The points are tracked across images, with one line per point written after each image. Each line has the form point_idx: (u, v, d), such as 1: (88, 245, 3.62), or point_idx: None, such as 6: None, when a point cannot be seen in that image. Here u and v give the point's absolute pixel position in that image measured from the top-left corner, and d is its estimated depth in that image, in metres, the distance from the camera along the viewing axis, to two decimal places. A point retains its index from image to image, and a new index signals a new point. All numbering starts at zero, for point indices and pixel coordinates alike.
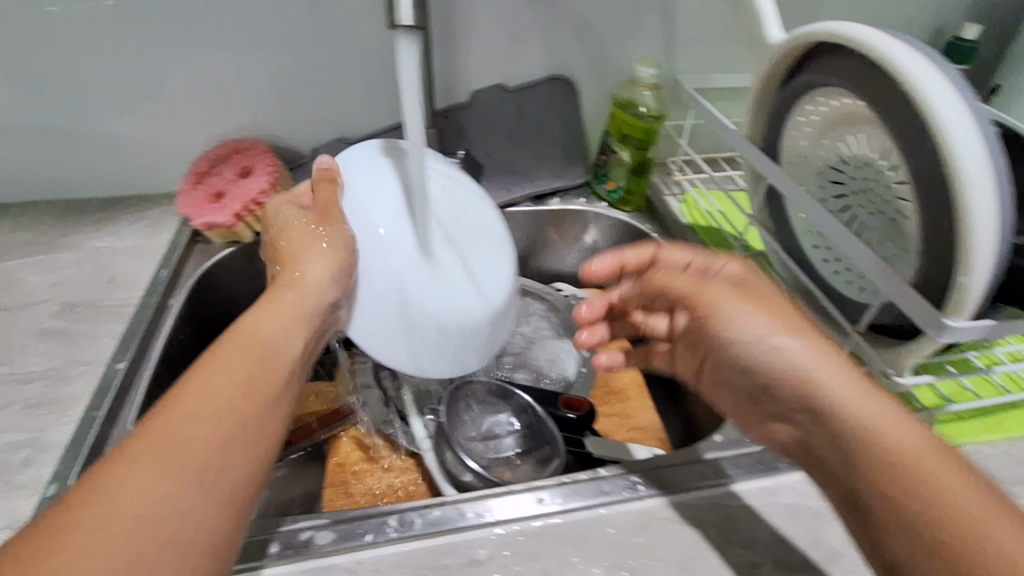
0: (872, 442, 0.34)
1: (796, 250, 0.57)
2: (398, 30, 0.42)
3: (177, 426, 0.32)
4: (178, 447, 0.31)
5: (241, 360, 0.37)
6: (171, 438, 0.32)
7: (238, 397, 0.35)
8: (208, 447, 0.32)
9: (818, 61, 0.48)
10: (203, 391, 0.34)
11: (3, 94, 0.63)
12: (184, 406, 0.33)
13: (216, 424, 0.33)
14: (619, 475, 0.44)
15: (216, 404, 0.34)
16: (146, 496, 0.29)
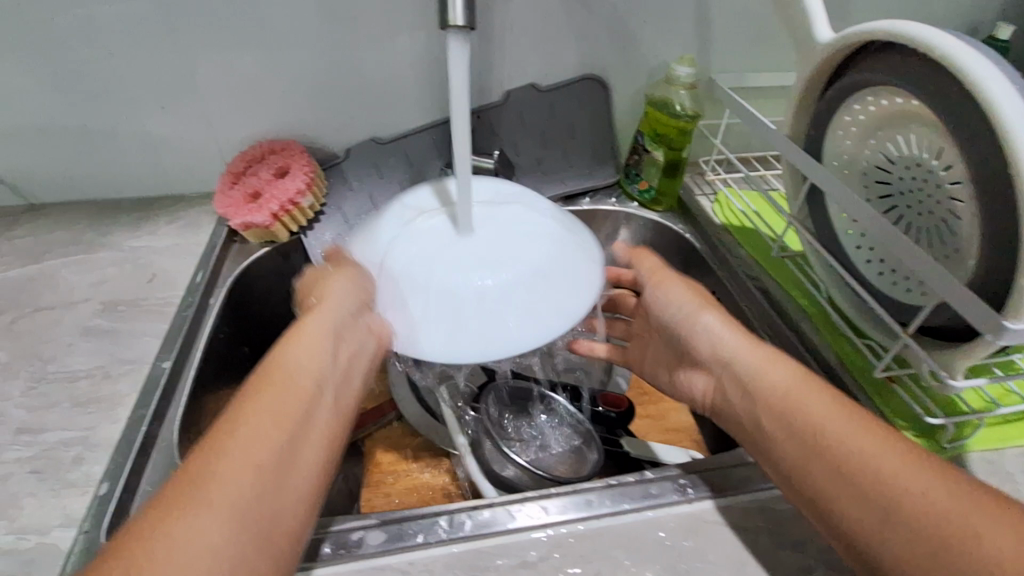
0: (885, 482, 0.35)
1: (839, 251, 0.56)
2: (449, 29, 0.44)
3: (222, 469, 0.33)
4: (223, 490, 0.32)
5: (282, 399, 0.38)
6: (210, 506, 0.31)
7: (279, 436, 0.36)
8: (240, 503, 0.32)
9: (872, 60, 0.47)
10: (247, 433, 0.35)
11: (44, 95, 0.63)
12: (228, 448, 0.34)
13: (253, 479, 0.33)
14: (666, 478, 0.44)
15: (259, 446, 0.35)
16: (193, 542, 0.30)
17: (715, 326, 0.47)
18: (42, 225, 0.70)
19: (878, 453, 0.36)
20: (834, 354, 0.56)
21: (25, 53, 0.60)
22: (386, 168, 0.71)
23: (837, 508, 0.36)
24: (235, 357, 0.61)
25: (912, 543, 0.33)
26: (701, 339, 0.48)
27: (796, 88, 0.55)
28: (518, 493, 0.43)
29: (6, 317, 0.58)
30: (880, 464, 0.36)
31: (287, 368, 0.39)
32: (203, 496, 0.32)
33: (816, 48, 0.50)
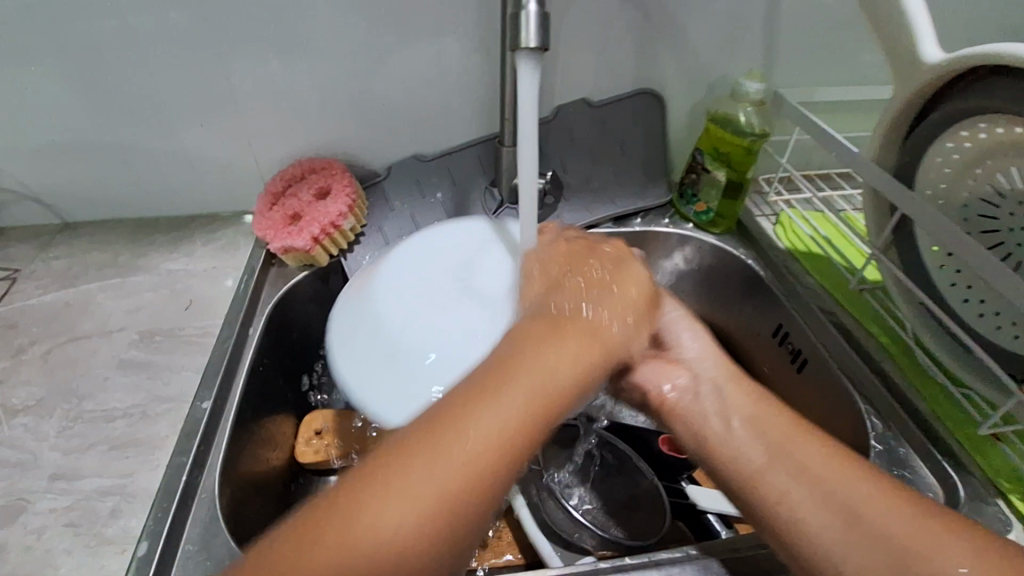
0: (883, 534, 0.34)
1: (931, 290, 0.51)
2: (521, 51, 0.43)
3: (442, 465, 0.31)
4: (436, 488, 0.31)
5: (533, 393, 0.34)
6: (431, 479, 0.31)
7: (501, 446, 0.32)
8: (469, 474, 0.31)
9: (987, 83, 0.42)
10: (479, 427, 0.32)
11: (81, 114, 0.61)
12: (455, 440, 0.32)
13: (478, 456, 0.32)
14: (692, 562, 0.40)
15: (481, 446, 0.32)
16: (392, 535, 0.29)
17: (695, 342, 0.49)
18: (77, 244, 0.68)
19: (885, 510, 0.35)
20: (928, 405, 0.51)
21: (62, 72, 0.58)
22: (429, 187, 0.68)
23: (807, 535, 0.36)
24: (275, 391, 0.58)
25: (881, 565, 0.33)
26: (681, 346, 0.49)
27: (887, 110, 0.50)
28: (587, 565, 0.40)
29: (41, 346, 0.56)
30: (884, 519, 0.34)
31: (559, 351, 0.36)
32: (447, 453, 0.31)
33: (920, 69, 0.45)
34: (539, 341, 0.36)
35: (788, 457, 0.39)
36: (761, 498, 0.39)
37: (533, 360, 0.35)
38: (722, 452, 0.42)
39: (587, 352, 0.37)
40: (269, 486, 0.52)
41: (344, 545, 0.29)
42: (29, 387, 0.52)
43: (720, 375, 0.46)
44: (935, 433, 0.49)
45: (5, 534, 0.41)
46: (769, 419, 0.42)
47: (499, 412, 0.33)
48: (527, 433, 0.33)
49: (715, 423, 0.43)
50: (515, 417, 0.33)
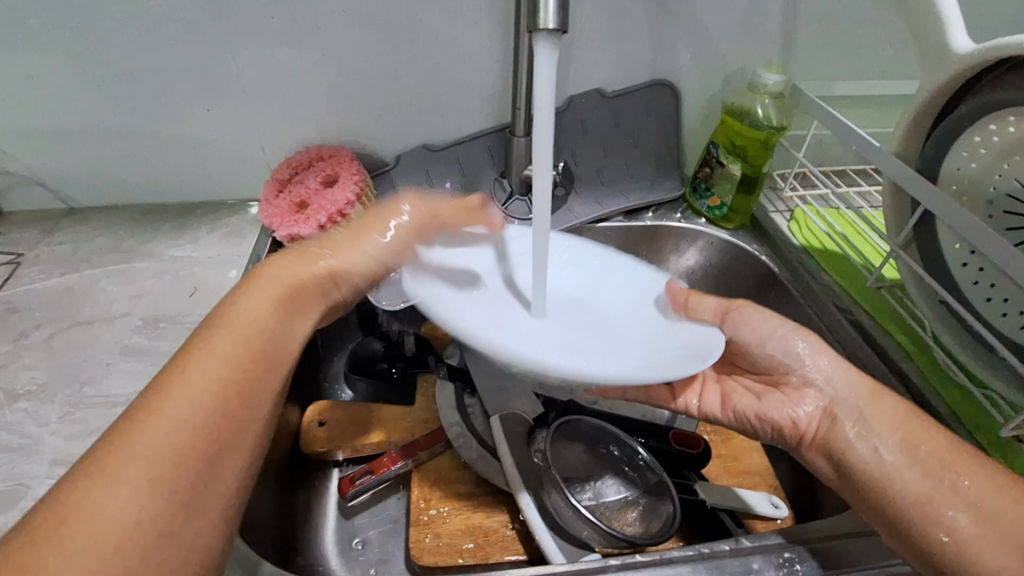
0: None
1: (952, 288, 0.49)
2: (540, 32, 0.42)
3: (205, 367, 0.33)
4: (216, 387, 0.33)
5: (266, 296, 0.39)
6: (203, 376, 0.33)
7: (252, 346, 0.36)
8: (230, 363, 0.34)
9: (1019, 75, 0.40)
10: (228, 330, 0.36)
11: (85, 97, 0.60)
12: (213, 345, 0.35)
13: (231, 357, 0.35)
14: (767, 551, 0.39)
15: (235, 344, 0.35)
16: (175, 432, 0.31)
17: (813, 355, 0.46)
18: (80, 230, 0.67)
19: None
20: (944, 403, 0.50)
21: (70, 54, 0.57)
22: (437, 177, 0.67)
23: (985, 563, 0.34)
24: None
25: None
26: (800, 365, 0.46)
27: (911, 102, 0.48)
28: (597, 561, 0.39)
29: (43, 331, 0.55)
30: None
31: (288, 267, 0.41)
32: (201, 357, 0.34)
33: (949, 59, 0.44)
34: (240, 294, 0.39)
35: (951, 485, 0.37)
36: (925, 523, 0.36)
37: (241, 302, 0.38)
38: (874, 481, 0.39)
39: (294, 292, 0.40)
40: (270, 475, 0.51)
41: (130, 453, 0.29)
42: (30, 371, 0.51)
43: (858, 392, 0.44)
44: (955, 434, 0.48)
45: (4, 520, 0.40)
46: (922, 441, 0.40)
47: (221, 350, 0.34)
48: (269, 321, 0.38)
49: (861, 450, 0.41)
50: (239, 351, 0.35)
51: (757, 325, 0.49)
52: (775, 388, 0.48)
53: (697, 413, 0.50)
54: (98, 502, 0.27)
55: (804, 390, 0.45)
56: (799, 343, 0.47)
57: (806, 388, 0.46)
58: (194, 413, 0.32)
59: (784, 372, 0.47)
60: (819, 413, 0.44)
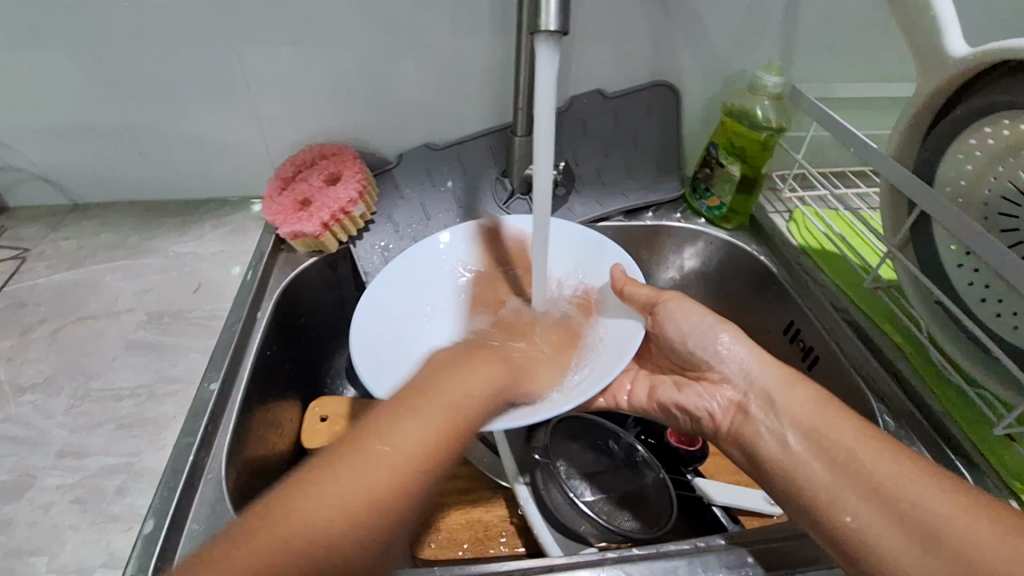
0: (942, 538, 0.34)
1: (947, 288, 0.50)
2: (541, 33, 0.43)
3: (408, 435, 0.34)
4: (409, 461, 0.33)
5: (481, 379, 0.39)
6: (402, 442, 0.34)
7: (452, 427, 0.35)
8: (433, 437, 0.35)
9: (1014, 79, 0.41)
10: (437, 400, 0.36)
11: (92, 95, 0.61)
12: (421, 408, 0.35)
13: (436, 435, 0.35)
14: (763, 545, 0.40)
15: (440, 418, 0.35)
16: (360, 494, 0.31)
17: (734, 347, 0.47)
18: (86, 226, 0.68)
19: (942, 507, 0.36)
20: (940, 402, 0.50)
21: (77, 51, 0.58)
22: (439, 176, 0.67)
23: (878, 549, 0.36)
24: (280, 377, 0.57)
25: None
26: (722, 360, 0.48)
27: (908, 105, 0.49)
28: (593, 553, 0.40)
29: (49, 325, 0.56)
30: (939, 515, 0.35)
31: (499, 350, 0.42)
32: (406, 419, 0.35)
33: (945, 63, 0.44)
34: (458, 361, 0.41)
35: (856, 472, 0.38)
36: (824, 509, 0.38)
37: (461, 375, 0.39)
38: (784, 470, 0.41)
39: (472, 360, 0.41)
40: (273, 470, 0.52)
41: (318, 501, 0.31)
42: (36, 365, 0.52)
43: (776, 382, 0.45)
44: (949, 433, 0.49)
45: (12, 510, 0.41)
46: (826, 429, 0.41)
47: (430, 419, 0.35)
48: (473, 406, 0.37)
49: (770, 444, 0.43)
50: (441, 425, 0.35)
51: (675, 318, 0.49)
52: (696, 382, 0.49)
53: (628, 406, 0.52)
54: (311, 509, 0.31)
55: (721, 388, 0.47)
56: (719, 337, 0.48)
57: (721, 384, 0.47)
58: (380, 482, 0.32)
59: (703, 367, 0.48)
60: (732, 408, 0.46)
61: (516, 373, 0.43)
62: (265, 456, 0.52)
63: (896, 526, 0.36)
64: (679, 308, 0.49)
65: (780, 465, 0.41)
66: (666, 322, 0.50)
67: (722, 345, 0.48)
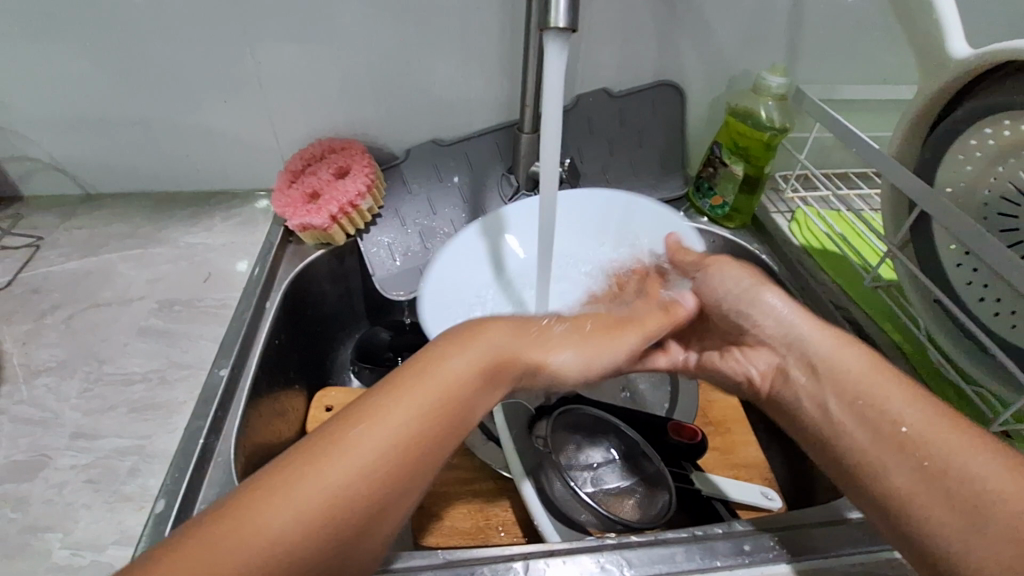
0: (984, 506, 0.32)
1: (946, 287, 0.51)
2: (550, 30, 0.44)
3: (380, 434, 0.33)
4: (375, 462, 0.32)
5: (472, 364, 0.38)
6: (370, 440, 0.32)
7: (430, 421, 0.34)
8: (406, 431, 0.34)
9: (1013, 81, 0.41)
10: (413, 393, 0.35)
11: (106, 87, 0.62)
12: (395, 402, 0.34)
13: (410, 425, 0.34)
14: (759, 534, 0.41)
15: (414, 414, 0.34)
16: (311, 503, 0.30)
17: (778, 306, 0.46)
18: (98, 216, 0.69)
19: (985, 474, 0.33)
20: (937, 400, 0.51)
21: (93, 44, 0.59)
22: (446, 172, 0.68)
23: (917, 515, 0.34)
24: (288, 365, 0.58)
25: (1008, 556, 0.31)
26: (763, 319, 0.46)
27: (910, 106, 0.50)
28: (593, 539, 0.41)
29: (62, 311, 0.57)
30: (981, 480, 0.33)
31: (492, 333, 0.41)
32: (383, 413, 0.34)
33: (946, 64, 0.45)
34: (462, 333, 0.40)
35: (897, 437, 0.37)
36: (870, 477, 0.37)
37: (452, 356, 0.38)
38: (827, 435, 0.40)
39: (473, 340, 0.40)
40: (280, 456, 0.53)
41: (270, 509, 0.29)
42: (50, 349, 0.53)
43: (823, 342, 0.43)
44: None
45: (27, 488, 0.42)
46: (876, 393, 0.39)
47: (403, 411, 0.34)
48: (455, 396, 0.36)
49: (814, 412, 0.41)
50: (417, 417, 0.34)
51: (722, 275, 0.49)
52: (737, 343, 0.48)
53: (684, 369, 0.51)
54: (306, 487, 0.30)
55: (761, 349, 0.46)
56: (763, 297, 0.46)
57: (764, 344, 0.45)
58: (335, 486, 0.30)
59: (742, 328, 0.47)
60: (779, 369, 0.44)
61: (522, 350, 0.41)
62: (274, 441, 0.53)
63: (941, 496, 0.34)
64: (725, 267, 0.49)
65: (823, 428, 0.40)
66: (721, 271, 0.49)
67: (770, 308, 0.46)
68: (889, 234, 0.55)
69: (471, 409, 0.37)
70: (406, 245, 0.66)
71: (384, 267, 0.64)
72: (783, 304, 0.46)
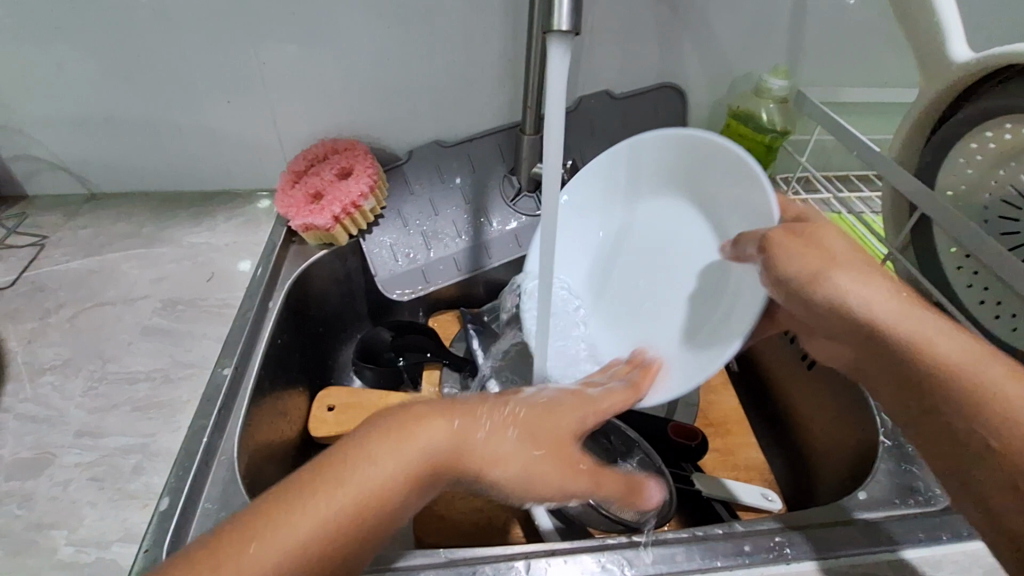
0: None
1: (947, 290, 0.51)
2: (553, 33, 0.44)
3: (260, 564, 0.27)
4: None
5: (397, 470, 0.31)
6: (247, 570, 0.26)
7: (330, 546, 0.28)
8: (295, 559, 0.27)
9: (1017, 83, 0.42)
10: (315, 509, 0.29)
11: (111, 87, 0.63)
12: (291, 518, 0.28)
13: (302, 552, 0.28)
14: (759, 534, 0.41)
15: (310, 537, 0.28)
16: None
17: (858, 287, 0.39)
18: (102, 215, 0.69)
19: None
20: None
21: (98, 45, 0.59)
22: (448, 172, 0.68)
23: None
24: (291, 365, 0.59)
25: None
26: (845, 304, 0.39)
27: (912, 109, 0.50)
28: (595, 539, 0.41)
29: (67, 310, 0.58)
30: None
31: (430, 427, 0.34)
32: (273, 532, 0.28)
33: (948, 68, 0.45)
34: (400, 418, 0.34)
35: (983, 414, 0.33)
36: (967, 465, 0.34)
37: (377, 458, 0.31)
38: (925, 426, 0.37)
39: (405, 437, 0.33)
40: (283, 455, 0.53)
41: None
42: (54, 347, 0.53)
43: (897, 320, 0.38)
44: None
45: (33, 485, 0.42)
46: (966, 362, 0.35)
47: (300, 530, 0.28)
48: (368, 513, 0.30)
49: (905, 400, 0.38)
50: (315, 540, 0.28)
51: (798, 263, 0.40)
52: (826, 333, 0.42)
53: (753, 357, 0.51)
54: None
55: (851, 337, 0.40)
56: (833, 278, 0.39)
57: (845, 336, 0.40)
58: None
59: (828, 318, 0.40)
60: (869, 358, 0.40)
61: (466, 452, 0.34)
62: (276, 440, 0.53)
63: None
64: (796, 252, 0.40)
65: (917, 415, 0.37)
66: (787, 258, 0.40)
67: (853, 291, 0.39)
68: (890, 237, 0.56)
69: (384, 529, 0.31)
70: (408, 246, 0.66)
71: (386, 267, 0.65)
72: (851, 284, 0.39)
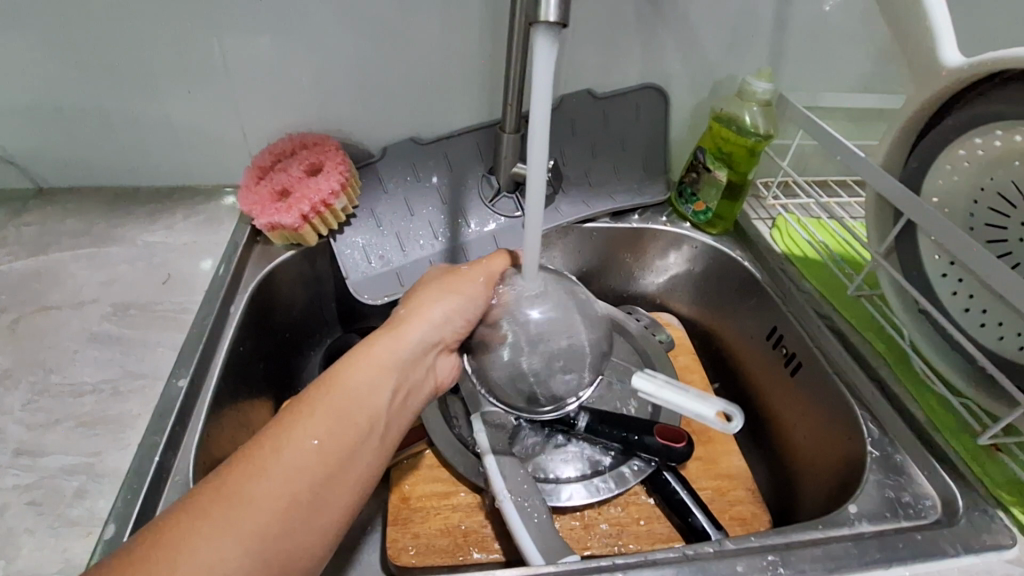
0: None
1: (931, 296, 0.50)
2: (539, 24, 0.42)
3: (293, 451, 0.34)
4: (293, 474, 0.33)
5: (372, 362, 0.40)
6: (285, 456, 0.34)
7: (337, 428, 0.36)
8: (319, 441, 0.35)
9: (1012, 89, 0.41)
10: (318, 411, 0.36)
11: (59, 73, 0.58)
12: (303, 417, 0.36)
13: (321, 434, 0.35)
14: (752, 556, 0.40)
15: (321, 426, 0.36)
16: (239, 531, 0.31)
17: None
18: (50, 212, 0.64)
19: None
20: (921, 409, 0.50)
21: (46, 27, 0.55)
22: (424, 171, 0.65)
23: None
24: (254, 373, 0.55)
25: None
26: None
27: (898, 117, 0.50)
28: (581, 562, 0.39)
29: (7, 315, 0.53)
30: None
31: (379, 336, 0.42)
32: (287, 434, 0.35)
33: (938, 72, 0.45)
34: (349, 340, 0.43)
35: None
36: None
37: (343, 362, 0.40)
38: None
39: (364, 345, 0.41)
40: None
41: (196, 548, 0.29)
42: None
43: None
44: (931, 439, 0.48)
45: None
46: None
47: (312, 423, 0.36)
48: (359, 395, 0.38)
49: None
50: (326, 424, 0.36)
51: None
52: None
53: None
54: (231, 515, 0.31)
55: None
56: None
57: None
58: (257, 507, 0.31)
59: None
60: None
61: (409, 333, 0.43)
62: None
63: None
64: None
65: None
66: None
67: None
68: (874, 245, 0.55)
69: (383, 403, 0.39)
70: (381, 247, 0.63)
71: (358, 270, 0.61)
72: None
